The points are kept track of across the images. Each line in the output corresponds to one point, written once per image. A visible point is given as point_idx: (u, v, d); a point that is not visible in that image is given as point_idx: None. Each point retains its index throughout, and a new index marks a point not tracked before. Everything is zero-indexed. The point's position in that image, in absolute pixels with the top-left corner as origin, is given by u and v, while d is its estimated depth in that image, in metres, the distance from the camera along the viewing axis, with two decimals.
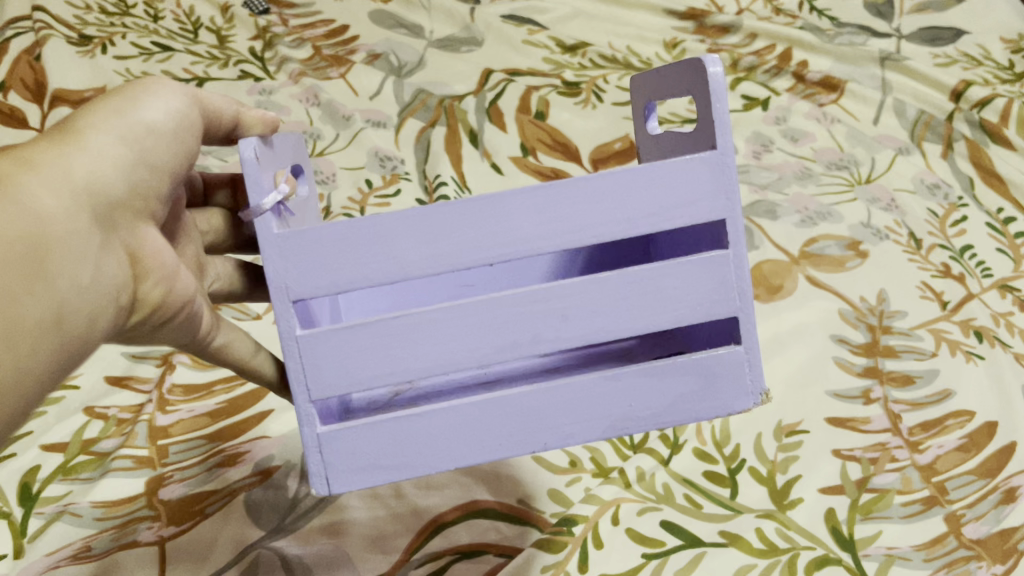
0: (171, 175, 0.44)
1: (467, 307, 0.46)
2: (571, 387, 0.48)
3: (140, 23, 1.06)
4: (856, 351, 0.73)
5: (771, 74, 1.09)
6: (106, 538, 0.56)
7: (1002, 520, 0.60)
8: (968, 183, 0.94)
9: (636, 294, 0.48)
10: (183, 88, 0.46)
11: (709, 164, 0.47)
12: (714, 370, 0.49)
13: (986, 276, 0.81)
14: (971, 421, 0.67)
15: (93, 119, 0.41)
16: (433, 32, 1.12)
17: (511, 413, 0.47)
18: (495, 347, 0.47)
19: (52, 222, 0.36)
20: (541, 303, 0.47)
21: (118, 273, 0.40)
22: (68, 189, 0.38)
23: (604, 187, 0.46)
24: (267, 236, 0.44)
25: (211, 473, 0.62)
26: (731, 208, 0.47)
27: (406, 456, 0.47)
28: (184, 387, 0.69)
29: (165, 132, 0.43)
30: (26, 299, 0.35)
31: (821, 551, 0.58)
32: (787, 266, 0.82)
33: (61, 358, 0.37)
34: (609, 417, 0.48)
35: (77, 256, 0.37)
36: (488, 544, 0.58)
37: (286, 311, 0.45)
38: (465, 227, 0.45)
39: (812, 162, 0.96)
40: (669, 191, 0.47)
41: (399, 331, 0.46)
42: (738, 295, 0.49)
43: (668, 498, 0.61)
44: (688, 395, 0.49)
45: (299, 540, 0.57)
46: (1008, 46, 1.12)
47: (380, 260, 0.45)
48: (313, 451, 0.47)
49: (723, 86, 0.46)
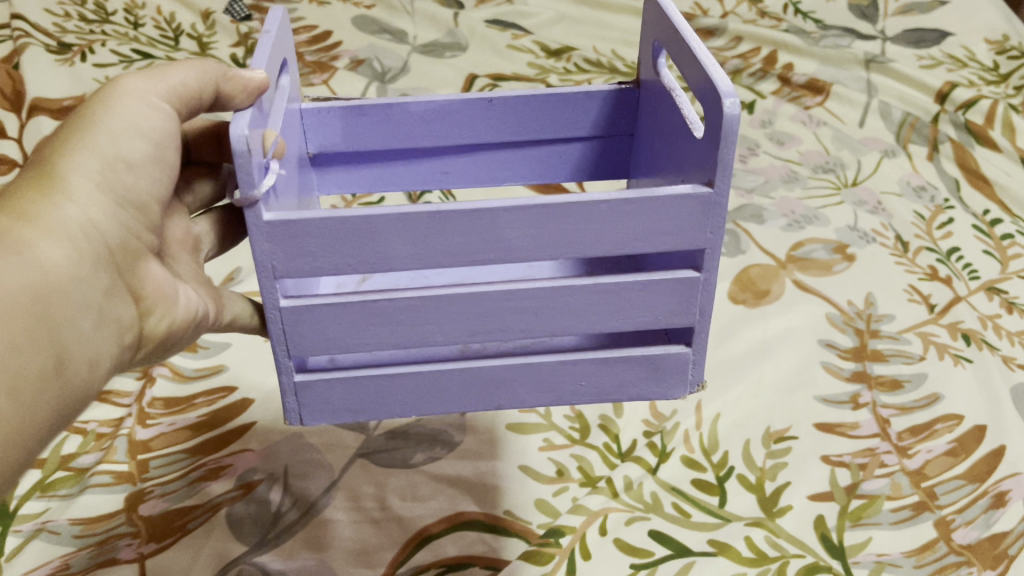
0: (154, 199, 0.44)
1: (447, 304, 0.46)
2: (529, 369, 0.49)
3: (121, 30, 1.05)
4: (844, 356, 0.73)
5: (757, 78, 1.09)
6: (85, 556, 0.55)
7: (992, 526, 0.60)
8: (954, 184, 0.94)
9: (608, 300, 0.47)
10: (148, 91, 0.44)
11: (703, 201, 0.45)
12: (661, 364, 0.50)
13: (973, 279, 0.81)
14: (960, 425, 0.67)
15: (71, 160, 0.40)
16: (417, 37, 1.11)
17: (474, 385, 0.49)
18: (466, 333, 0.47)
19: (53, 279, 0.38)
20: (516, 304, 0.46)
21: (121, 314, 0.42)
22: (63, 241, 0.39)
23: (597, 208, 0.44)
24: (257, 223, 0.43)
25: (193, 487, 0.60)
26: (713, 242, 0.46)
27: (375, 405, 0.49)
28: (164, 400, 0.67)
29: (145, 158, 0.43)
30: (35, 356, 0.36)
31: (810, 559, 0.58)
32: (774, 270, 0.81)
33: (70, 402, 0.39)
34: (560, 390, 0.50)
35: (81, 308, 0.39)
36: (474, 556, 0.57)
37: (271, 287, 0.45)
38: (451, 232, 0.44)
39: (798, 165, 0.95)
40: (657, 218, 0.45)
41: (377, 315, 0.46)
42: (700, 310, 0.49)
43: (656, 507, 0.61)
44: (633, 379, 0.51)
45: (282, 555, 0.56)
46: (993, 47, 1.13)
47: (365, 251, 0.44)
48: (289, 394, 0.48)
49: (735, 129, 0.43)
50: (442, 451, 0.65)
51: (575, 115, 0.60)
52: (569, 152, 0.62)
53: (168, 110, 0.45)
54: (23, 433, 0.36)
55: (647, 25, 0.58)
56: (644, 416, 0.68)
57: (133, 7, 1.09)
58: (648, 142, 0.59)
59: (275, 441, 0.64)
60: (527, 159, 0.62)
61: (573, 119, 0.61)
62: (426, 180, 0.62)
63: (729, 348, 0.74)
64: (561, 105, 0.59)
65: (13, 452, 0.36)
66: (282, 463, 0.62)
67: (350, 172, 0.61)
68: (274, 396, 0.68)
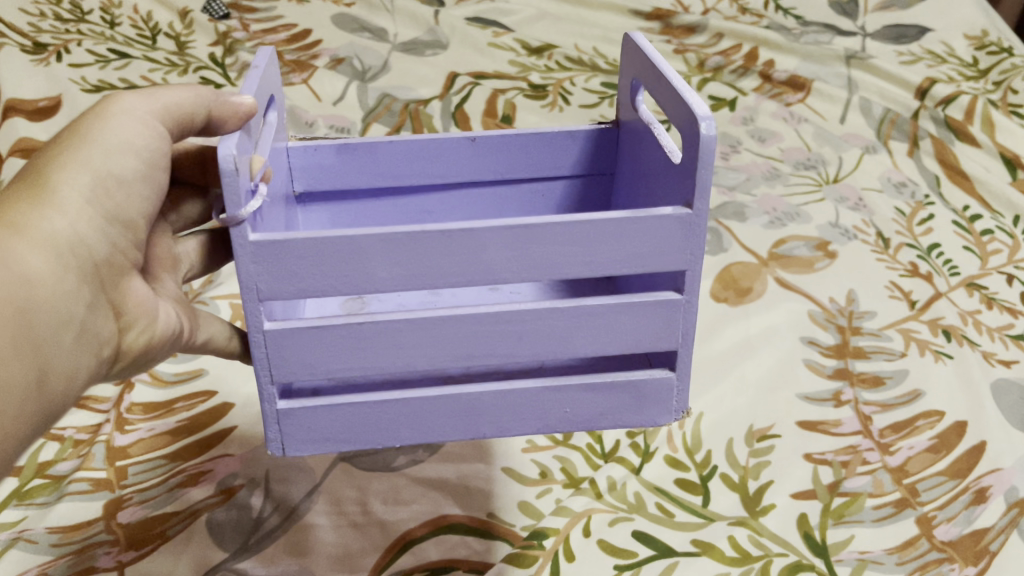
0: (144, 217, 0.44)
1: (432, 323, 0.45)
2: (514, 395, 0.48)
3: (96, 29, 1.04)
4: (826, 353, 0.73)
5: (738, 74, 1.09)
6: (63, 564, 0.54)
7: (974, 521, 0.60)
8: (934, 180, 0.94)
9: (590, 323, 0.47)
10: (144, 112, 0.44)
11: (682, 222, 0.45)
12: (645, 392, 0.50)
13: (953, 274, 0.81)
14: (941, 421, 0.67)
15: (64, 174, 0.40)
16: (398, 35, 1.10)
17: (460, 412, 0.48)
18: (451, 356, 0.47)
19: (40, 290, 0.37)
20: (500, 325, 0.46)
21: (103, 329, 0.42)
22: (50, 255, 0.38)
23: (580, 229, 0.44)
24: (242, 242, 0.42)
25: (172, 493, 0.59)
26: (693, 264, 0.46)
27: (359, 434, 0.48)
28: (144, 406, 0.66)
29: (135, 177, 0.43)
30: (14, 366, 0.36)
31: (794, 558, 0.58)
32: (756, 268, 0.81)
33: (46, 413, 0.38)
34: (547, 419, 0.50)
35: (64, 319, 0.38)
36: (457, 560, 0.57)
37: (255, 309, 0.44)
38: (436, 255, 0.44)
39: (779, 162, 0.95)
40: (638, 240, 0.45)
41: (363, 337, 0.45)
42: (682, 333, 0.48)
43: (639, 507, 0.61)
44: (618, 408, 0.50)
45: (264, 561, 0.56)
46: (972, 42, 1.13)
47: (350, 273, 0.44)
48: (271, 422, 0.47)
49: (712, 151, 0.44)
50: (425, 455, 0.64)
51: (559, 156, 0.60)
52: (552, 194, 0.62)
53: (162, 130, 0.45)
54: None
55: (627, 68, 0.58)
56: None
57: (109, 7, 1.08)
58: (631, 179, 0.58)
59: (256, 446, 0.63)
60: (511, 199, 0.61)
61: (556, 161, 0.60)
62: (405, 216, 0.61)
63: (711, 346, 0.74)
64: (544, 147, 0.59)
65: None
66: (263, 467, 0.62)
67: (332, 210, 0.60)
68: (254, 400, 0.67)
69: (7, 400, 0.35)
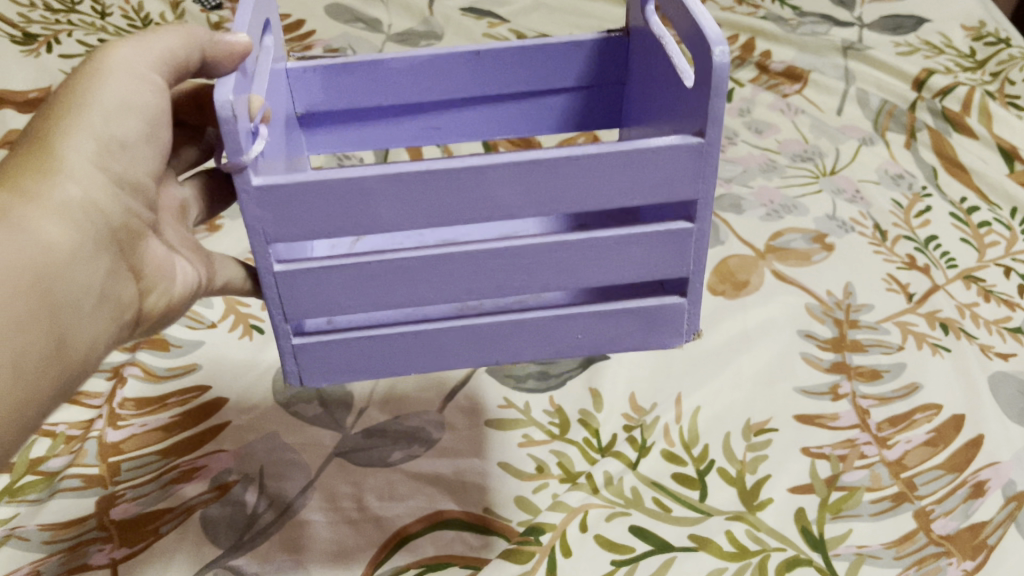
0: (151, 176, 0.45)
1: (440, 260, 0.45)
2: (526, 325, 0.49)
3: (87, 19, 1.03)
4: (823, 346, 0.73)
5: (734, 66, 1.09)
6: (55, 562, 0.54)
7: (971, 515, 0.60)
8: (931, 172, 0.93)
9: (600, 256, 0.46)
10: (140, 63, 0.43)
11: (693, 152, 0.43)
12: (655, 316, 0.50)
13: (951, 267, 0.81)
14: (939, 414, 0.67)
15: (68, 140, 0.41)
16: (392, 26, 1.10)
17: (471, 340, 0.49)
18: (461, 291, 0.46)
19: (55, 259, 0.38)
20: (510, 259, 0.46)
21: (121, 295, 0.43)
22: (62, 227, 0.39)
23: (587, 163, 0.43)
24: (246, 189, 0.41)
25: (165, 490, 0.59)
26: (704, 194, 0.45)
27: (375, 362, 0.49)
28: (136, 401, 0.65)
29: (139, 138, 0.43)
30: (35, 336, 0.37)
31: (791, 552, 0.58)
32: (754, 261, 0.81)
33: (71, 374, 0.40)
34: (558, 344, 0.50)
35: (82, 286, 0.40)
36: (453, 556, 0.57)
37: (264, 252, 0.44)
38: (442, 191, 0.43)
39: (776, 154, 0.95)
40: (649, 173, 0.44)
41: (373, 273, 0.45)
42: (694, 261, 0.48)
43: (636, 502, 0.61)
44: (629, 331, 0.50)
45: (259, 558, 0.56)
46: (969, 33, 1.13)
47: (358, 215, 0.43)
48: (288, 356, 0.48)
49: (724, 79, 0.42)
50: (421, 449, 0.63)
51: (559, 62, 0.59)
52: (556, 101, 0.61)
53: (161, 80, 0.44)
54: (24, 417, 0.37)
55: None
56: (624, 410, 0.67)
57: None
58: (640, 84, 0.57)
59: (250, 442, 0.62)
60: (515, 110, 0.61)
61: (562, 69, 0.59)
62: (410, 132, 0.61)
63: (707, 339, 0.73)
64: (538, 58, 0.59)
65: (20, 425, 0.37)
66: (257, 463, 0.61)
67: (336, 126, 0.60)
68: (251, 392, 0.66)
69: (30, 367, 0.37)
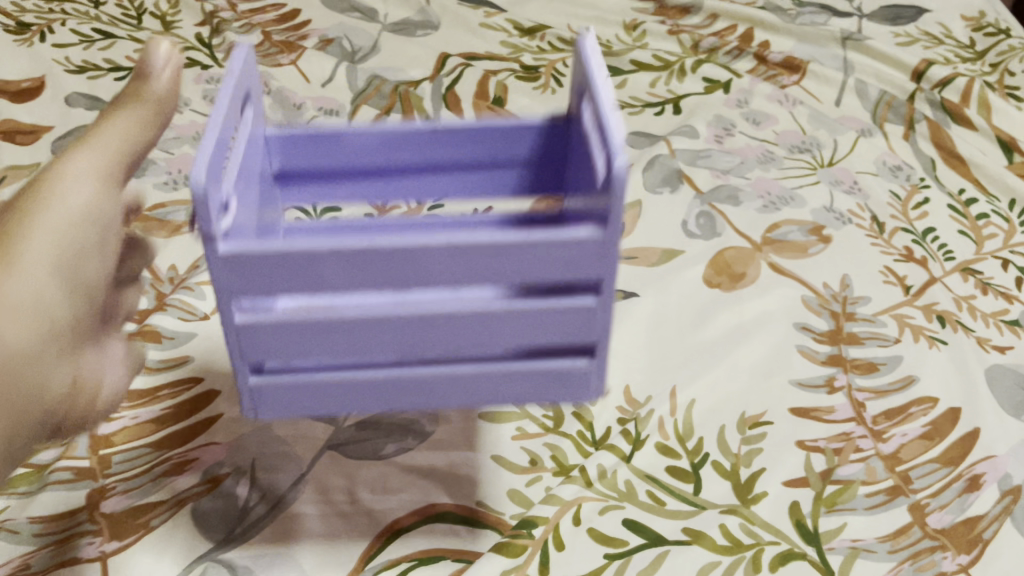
0: (117, 205, 0.50)
1: (379, 321, 0.46)
2: (453, 377, 0.50)
3: (81, 9, 1.03)
4: (820, 339, 0.72)
5: (732, 56, 1.08)
6: (46, 555, 0.54)
7: (966, 509, 0.60)
8: (930, 163, 0.93)
9: (517, 326, 0.48)
10: (141, 112, 0.49)
11: (597, 245, 0.45)
12: (565, 378, 0.51)
13: (948, 259, 0.81)
14: (935, 408, 0.67)
15: (76, 162, 0.48)
16: (388, 15, 1.09)
17: (395, 391, 0.50)
18: (393, 349, 0.48)
19: (82, 261, 0.48)
20: (434, 325, 0.47)
21: (90, 306, 0.49)
22: (69, 230, 0.46)
23: (501, 249, 0.44)
24: (213, 257, 0.42)
25: (157, 482, 0.58)
26: (608, 275, 0.46)
27: (315, 405, 0.50)
28: (128, 393, 0.64)
29: (120, 172, 0.49)
30: (62, 317, 0.47)
31: (785, 546, 0.58)
32: (750, 253, 0.80)
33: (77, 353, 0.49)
34: (478, 396, 0.51)
35: (94, 282, 0.49)
36: (445, 549, 0.57)
37: (228, 307, 0.45)
38: (373, 266, 0.44)
39: (774, 145, 0.94)
40: (560, 263, 0.45)
41: (320, 330, 0.46)
42: (601, 332, 0.49)
43: (630, 496, 0.60)
44: (540, 389, 0.51)
45: (250, 552, 0.55)
46: (969, 24, 1.12)
47: (305, 278, 0.44)
48: (246, 398, 0.49)
49: (624, 180, 0.43)
50: (414, 442, 0.63)
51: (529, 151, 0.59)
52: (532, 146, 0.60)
53: (144, 123, 0.50)
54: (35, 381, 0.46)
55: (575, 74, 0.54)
56: (618, 402, 0.67)
57: None
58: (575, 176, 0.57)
59: (243, 434, 0.62)
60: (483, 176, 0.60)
61: (505, 145, 0.58)
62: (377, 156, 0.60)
63: (703, 331, 0.73)
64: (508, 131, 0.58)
65: (37, 388, 0.46)
66: (250, 455, 0.61)
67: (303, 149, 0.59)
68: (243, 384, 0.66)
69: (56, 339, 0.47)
